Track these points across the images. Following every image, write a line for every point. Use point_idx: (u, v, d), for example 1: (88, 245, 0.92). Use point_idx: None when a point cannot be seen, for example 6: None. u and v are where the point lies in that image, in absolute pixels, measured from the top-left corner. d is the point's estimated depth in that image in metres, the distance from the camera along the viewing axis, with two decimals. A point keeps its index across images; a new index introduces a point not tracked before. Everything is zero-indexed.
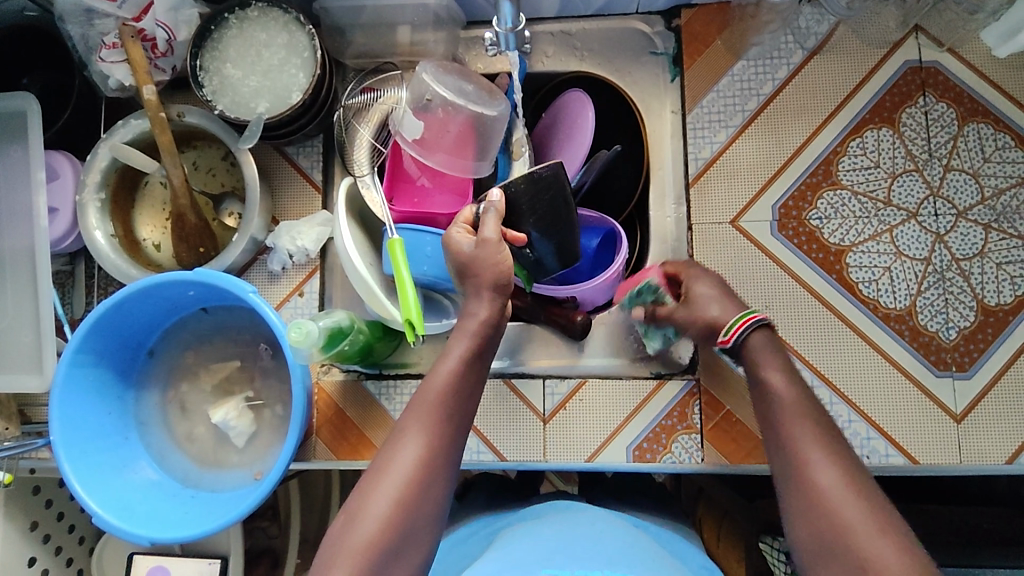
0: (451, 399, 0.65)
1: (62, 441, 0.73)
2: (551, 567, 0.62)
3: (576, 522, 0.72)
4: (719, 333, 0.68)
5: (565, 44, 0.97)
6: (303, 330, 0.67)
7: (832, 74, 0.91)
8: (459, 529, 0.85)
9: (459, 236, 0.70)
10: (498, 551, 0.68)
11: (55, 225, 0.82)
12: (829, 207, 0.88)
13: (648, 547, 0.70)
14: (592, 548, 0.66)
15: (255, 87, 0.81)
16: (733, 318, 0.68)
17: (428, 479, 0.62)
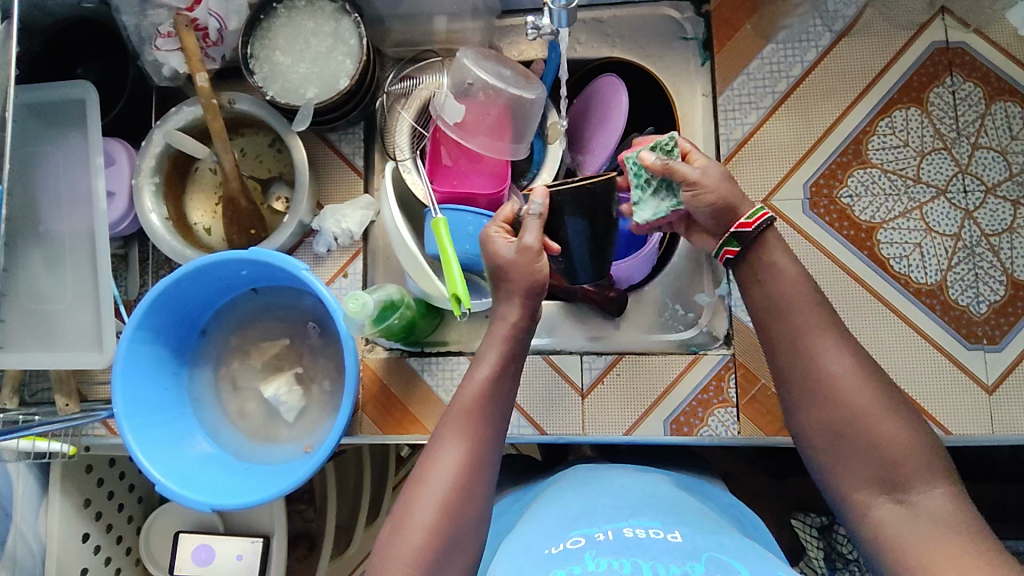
0: (486, 401, 0.68)
1: (125, 413, 0.76)
2: (580, 529, 0.64)
3: (596, 486, 0.74)
4: (740, 216, 0.67)
5: (596, 32, 0.99)
6: (360, 301, 0.69)
7: (859, 56, 0.93)
8: (502, 499, 0.88)
9: (497, 237, 0.73)
10: (530, 521, 0.71)
11: (113, 208, 0.85)
12: (859, 185, 0.90)
13: (670, 496, 0.72)
14: (619, 508, 0.68)
15: (304, 74, 0.84)
16: (753, 208, 0.69)
17: (473, 475, 0.65)
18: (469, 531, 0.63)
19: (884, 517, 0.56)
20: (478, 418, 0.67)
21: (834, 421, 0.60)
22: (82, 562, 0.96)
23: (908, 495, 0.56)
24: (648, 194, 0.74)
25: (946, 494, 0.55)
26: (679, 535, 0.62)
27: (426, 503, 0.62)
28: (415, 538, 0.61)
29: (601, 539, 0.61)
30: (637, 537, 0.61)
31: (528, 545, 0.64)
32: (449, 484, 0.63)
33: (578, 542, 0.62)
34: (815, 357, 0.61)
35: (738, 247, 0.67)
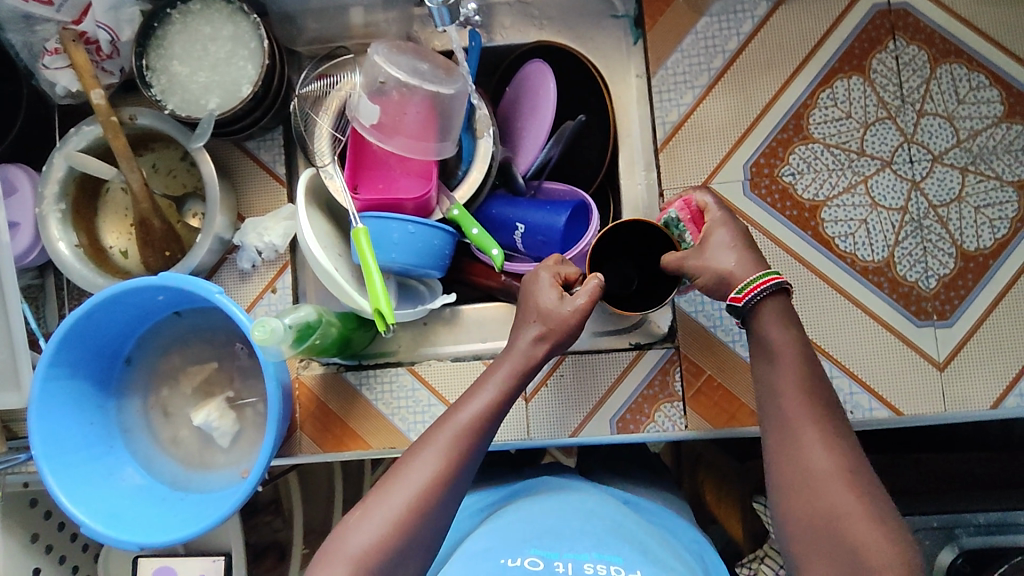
0: (476, 431, 0.65)
1: (44, 454, 0.73)
2: (540, 549, 0.63)
3: (564, 504, 0.73)
4: (731, 290, 0.67)
5: (522, 14, 0.94)
6: (268, 328, 0.66)
7: (797, 25, 0.88)
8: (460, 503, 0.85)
9: (546, 289, 0.72)
10: (491, 530, 0.70)
11: (18, 239, 0.81)
12: (801, 161, 0.86)
13: (635, 525, 0.70)
14: (582, 530, 0.67)
15: (205, 83, 0.79)
16: (751, 277, 0.67)
17: (435, 498, 0.62)
18: (415, 554, 0.60)
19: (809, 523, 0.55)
20: (462, 443, 0.64)
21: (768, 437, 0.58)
22: None
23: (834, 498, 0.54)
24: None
25: (858, 493, 0.55)
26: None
27: (374, 516, 0.60)
28: (361, 546, 0.59)
29: (558, 569, 0.60)
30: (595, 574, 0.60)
31: (485, 556, 0.64)
32: (409, 503, 0.61)
33: (536, 564, 0.61)
34: None
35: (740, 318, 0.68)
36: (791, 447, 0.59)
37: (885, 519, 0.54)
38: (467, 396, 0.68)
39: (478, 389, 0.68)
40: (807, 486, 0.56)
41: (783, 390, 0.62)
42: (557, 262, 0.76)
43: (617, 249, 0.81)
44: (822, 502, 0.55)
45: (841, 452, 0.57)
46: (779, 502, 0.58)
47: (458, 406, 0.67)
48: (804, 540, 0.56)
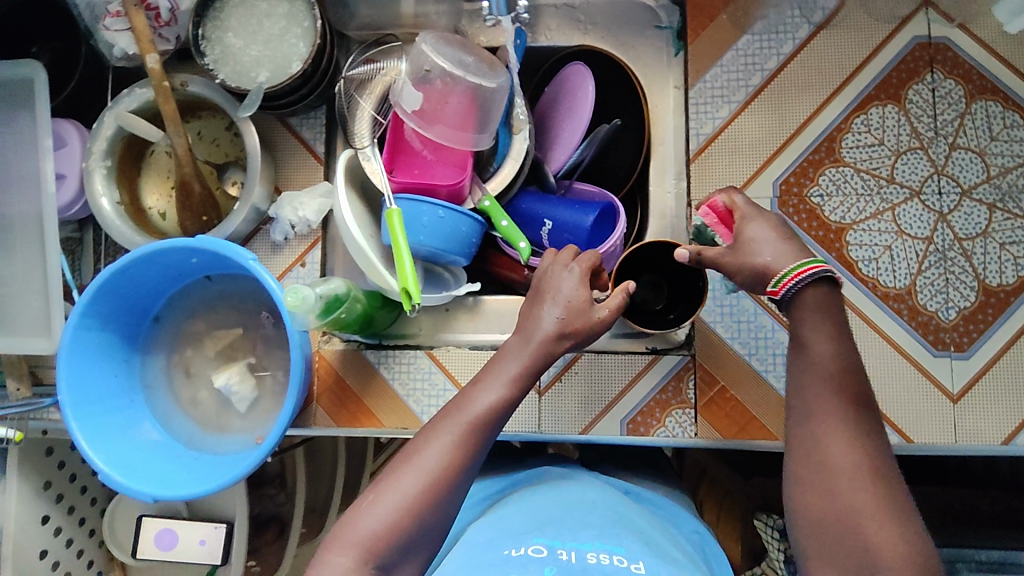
0: (485, 418, 0.65)
1: (70, 401, 0.75)
2: (544, 538, 0.64)
3: (570, 494, 0.74)
4: (768, 282, 0.66)
5: (568, 18, 0.96)
6: (300, 294, 0.68)
7: (837, 50, 0.90)
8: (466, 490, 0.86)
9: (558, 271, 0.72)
10: (495, 519, 0.71)
11: (63, 192, 0.84)
12: (830, 184, 0.88)
13: (641, 517, 0.72)
14: (585, 521, 0.68)
15: (256, 57, 0.81)
16: (786, 268, 0.65)
17: (445, 486, 0.62)
18: (421, 540, 0.61)
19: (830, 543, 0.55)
20: (470, 429, 0.64)
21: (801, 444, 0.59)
22: (40, 544, 0.98)
23: (851, 516, 0.55)
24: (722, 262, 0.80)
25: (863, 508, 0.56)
26: (643, 567, 0.61)
27: (383, 501, 0.61)
28: (372, 528, 0.60)
29: (562, 558, 0.61)
30: (599, 563, 0.60)
31: (489, 544, 0.65)
32: (419, 487, 0.61)
33: (540, 552, 0.62)
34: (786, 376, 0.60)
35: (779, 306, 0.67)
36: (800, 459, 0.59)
37: (893, 531, 0.54)
38: (479, 383, 0.68)
39: (488, 378, 0.68)
40: (825, 487, 0.57)
41: (811, 393, 0.61)
42: (574, 258, 0.74)
43: (644, 261, 0.86)
44: (839, 505, 0.56)
45: (866, 453, 0.57)
46: (794, 507, 0.59)
47: (468, 395, 0.66)
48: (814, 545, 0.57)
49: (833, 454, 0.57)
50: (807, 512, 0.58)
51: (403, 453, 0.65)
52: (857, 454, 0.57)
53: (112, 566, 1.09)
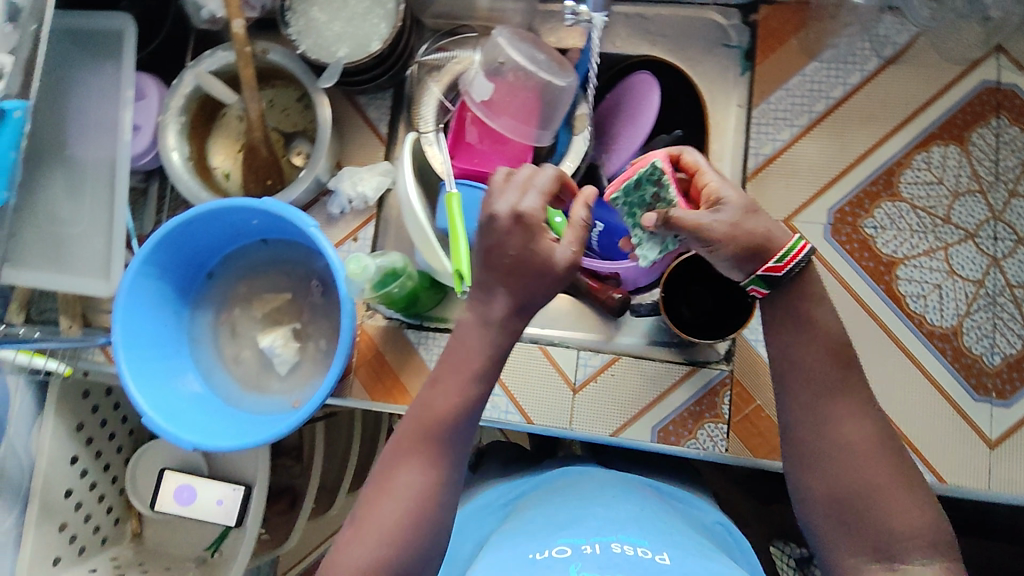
0: (447, 425, 0.61)
1: (122, 343, 0.77)
2: (567, 538, 0.64)
3: (588, 495, 0.73)
4: (771, 257, 0.61)
5: (639, 28, 0.97)
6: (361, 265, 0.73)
7: (903, 86, 0.90)
8: (482, 497, 0.85)
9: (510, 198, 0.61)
10: (519, 524, 0.70)
11: (138, 141, 0.87)
12: (885, 217, 0.88)
13: (662, 509, 0.72)
14: (606, 518, 0.67)
15: (338, 33, 0.84)
16: (788, 242, 0.62)
17: (427, 509, 0.60)
18: (433, 555, 0.60)
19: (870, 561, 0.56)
20: (434, 442, 0.61)
21: (834, 455, 0.59)
22: (67, 482, 1.00)
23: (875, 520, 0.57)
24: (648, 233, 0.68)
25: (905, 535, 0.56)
26: (668, 557, 0.61)
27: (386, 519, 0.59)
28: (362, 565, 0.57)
29: (587, 551, 0.61)
30: (624, 554, 0.60)
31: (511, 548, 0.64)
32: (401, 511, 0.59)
33: (563, 551, 0.61)
34: (821, 389, 0.61)
35: (767, 289, 0.63)
36: (818, 466, 0.60)
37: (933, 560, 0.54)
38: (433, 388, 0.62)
39: (451, 374, 0.62)
40: (853, 507, 0.58)
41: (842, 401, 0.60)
42: (527, 186, 0.62)
43: (685, 274, 0.85)
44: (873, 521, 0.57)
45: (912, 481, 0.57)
46: (807, 508, 0.60)
47: (426, 404, 0.62)
48: (830, 533, 0.59)
49: (867, 470, 0.58)
50: (842, 536, 0.58)
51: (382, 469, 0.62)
52: (887, 470, 0.58)
53: (129, 514, 1.12)
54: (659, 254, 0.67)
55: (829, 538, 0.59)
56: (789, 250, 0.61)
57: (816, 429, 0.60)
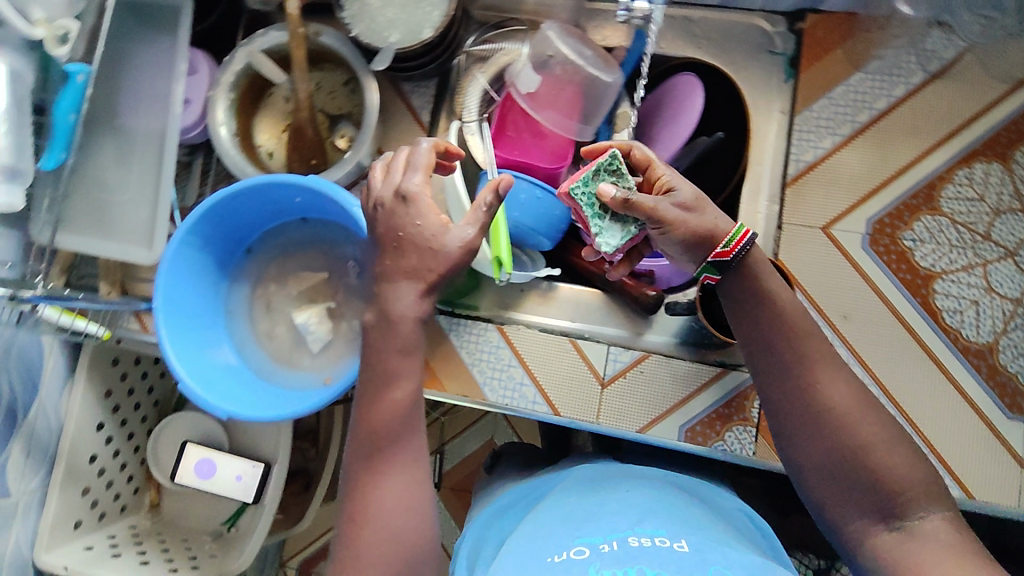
0: (400, 420, 0.64)
1: (163, 310, 0.77)
2: (583, 537, 0.63)
3: (597, 488, 0.73)
4: (718, 243, 0.68)
5: (684, 31, 0.97)
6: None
7: (948, 101, 0.90)
8: (495, 499, 0.82)
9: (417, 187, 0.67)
10: (532, 518, 0.69)
11: (188, 114, 0.89)
12: (924, 231, 0.88)
13: (677, 498, 0.72)
14: (621, 512, 0.67)
15: (391, 19, 0.85)
16: (730, 230, 0.69)
17: (413, 504, 0.63)
18: (428, 537, 0.63)
19: (875, 527, 0.60)
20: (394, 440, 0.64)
21: (834, 430, 0.62)
22: (93, 448, 1.01)
23: (870, 482, 0.60)
24: (609, 221, 0.72)
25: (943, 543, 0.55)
26: (687, 545, 0.62)
27: (398, 489, 0.62)
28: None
29: (605, 549, 0.61)
30: (642, 546, 0.61)
31: (527, 548, 0.63)
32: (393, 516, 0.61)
33: (581, 553, 0.61)
34: (805, 367, 0.65)
35: (717, 274, 0.69)
36: (817, 436, 0.63)
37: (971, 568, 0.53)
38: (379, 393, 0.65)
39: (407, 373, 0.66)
40: (851, 485, 0.61)
41: (824, 389, 0.64)
42: (406, 166, 0.69)
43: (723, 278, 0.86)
44: (874, 493, 0.60)
45: None
46: (807, 481, 0.64)
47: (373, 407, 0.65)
48: (833, 500, 0.62)
49: (857, 432, 0.62)
50: (853, 512, 0.61)
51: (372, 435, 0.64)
52: (880, 436, 0.62)
53: (149, 485, 1.13)
54: (620, 239, 0.72)
55: (831, 504, 0.62)
56: (731, 237, 0.68)
57: (816, 404, 0.64)
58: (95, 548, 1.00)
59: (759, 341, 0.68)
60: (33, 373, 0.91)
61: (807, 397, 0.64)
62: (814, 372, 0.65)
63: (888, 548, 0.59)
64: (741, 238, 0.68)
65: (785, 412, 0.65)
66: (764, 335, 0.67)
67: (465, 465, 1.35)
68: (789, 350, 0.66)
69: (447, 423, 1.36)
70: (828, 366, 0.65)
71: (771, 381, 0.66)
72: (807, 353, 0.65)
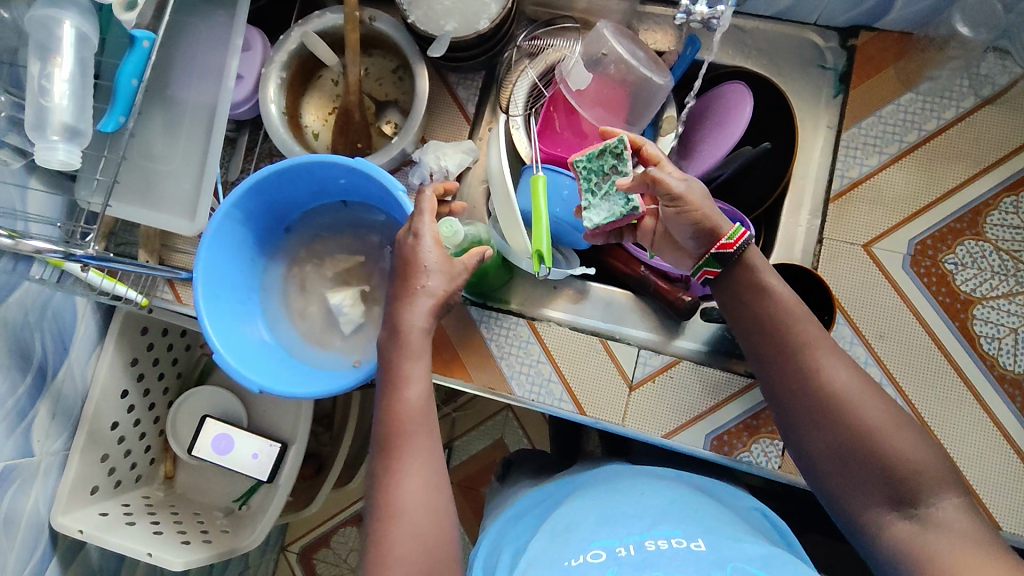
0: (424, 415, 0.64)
1: (203, 280, 0.78)
2: (599, 541, 0.62)
3: (614, 492, 0.72)
4: (722, 236, 0.69)
5: (735, 41, 0.98)
6: (453, 228, 0.77)
7: (999, 126, 0.89)
8: (510, 507, 0.81)
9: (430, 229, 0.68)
10: (551, 524, 0.68)
11: (239, 90, 0.90)
12: (966, 255, 0.87)
13: (691, 498, 0.71)
14: (633, 514, 0.66)
15: (449, 7, 0.86)
16: (731, 227, 0.69)
17: (440, 492, 0.61)
18: (450, 524, 0.61)
19: (894, 519, 0.58)
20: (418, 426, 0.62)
21: (839, 418, 0.61)
22: (115, 416, 1.01)
23: (879, 469, 0.59)
24: (599, 198, 0.77)
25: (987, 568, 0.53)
26: (704, 543, 0.61)
27: (415, 466, 0.61)
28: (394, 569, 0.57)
29: (623, 554, 0.60)
30: (659, 549, 0.60)
31: (545, 553, 0.62)
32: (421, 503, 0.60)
33: (598, 556, 0.60)
34: (806, 355, 0.64)
35: (720, 268, 0.70)
36: (823, 424, 0.62)
37: None
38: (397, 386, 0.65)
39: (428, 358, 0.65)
40: (862, 474, 0.60)
41: (828, 381, 0.63)
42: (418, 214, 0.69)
43: None
44: (886, 481, 0.59)
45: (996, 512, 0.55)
46: (818, 473, 0.64)
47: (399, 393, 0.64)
48: (846, 490, 0.61)
49: (859, 415, 0.61)
50: (866, 501, 0.60)
51: (391, 410, 0.63)
52: (882, 418, 0.60)
53: (165, 457, 1.14)
54: (603, 219, 0.76)
55: (848, 497, 0.61)
56: (732, 234, 0.68)
57: (824, 395, 0.62)
58: (109, 514, 1.00)
59: (761, 331, 0.67)
60: (65, 336, 0.92)
61: (817, 389, 0.63)
62: (815, 362, 0.64)
63: (906, 536, 0.57)
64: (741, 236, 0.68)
65: (793, 404, 0.65)
66: (766, 325, 0.67)
67: (473, 463, 1.35)
68: (786, 338, 0.66)
69: (459, 418, 1.36)
70: (828, 352, 0.64)
71: (774, 369, 0.66)
72: (806, 342, 0.65)
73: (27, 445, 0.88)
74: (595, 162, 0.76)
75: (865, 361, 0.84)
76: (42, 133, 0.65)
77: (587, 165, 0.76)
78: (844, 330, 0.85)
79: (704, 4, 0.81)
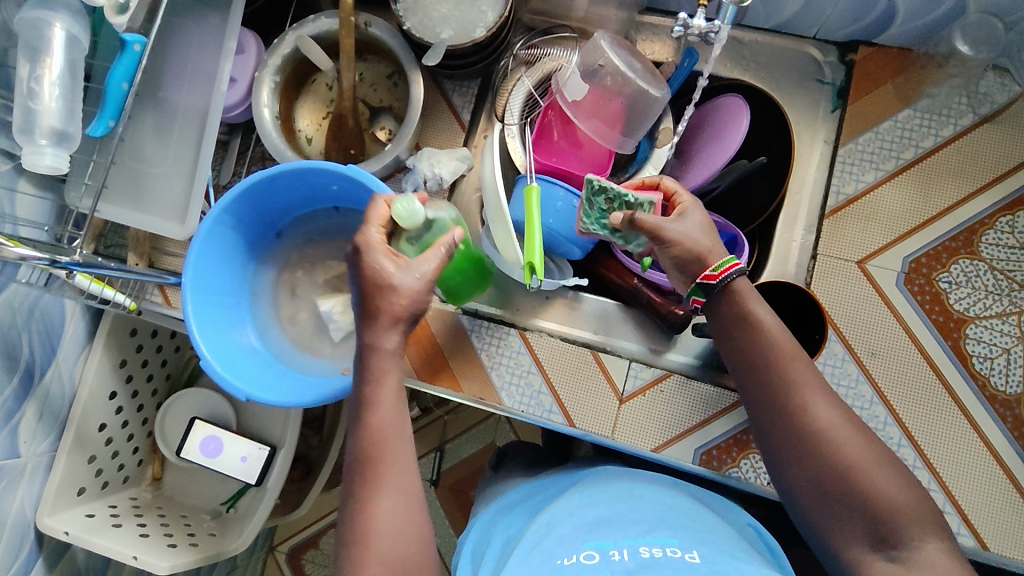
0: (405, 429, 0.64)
1: (191, 285, 0.77)
2: (593, 542, 0.62)
3: (610, 490, 0.71)
4: (707, 266, 0.69)
5: (733, 52, 0.98)
6: (410, 207, 0.69)
7: (997, 145, 0.89)
8: (498, 498, 0.81)
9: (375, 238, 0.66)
10: (545, 514, 0.68)
11: (232, 93, 0.89)
12: (961, 274, 0.86)
13: (690, 509, 0.70)
14: (634, 517, 0.66)
15: (444, 15, 0.87)
16: (717, 259, 0.69)
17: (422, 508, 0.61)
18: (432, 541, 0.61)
19: (877, 559, 0.58)
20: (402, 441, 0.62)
21: (826, 460, 0.61)
22: (102, 417, 1.01)
23: (863, 508, 0.59)
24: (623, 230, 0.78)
25: None
26: (698, 556, 0.59)
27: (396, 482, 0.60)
28: None
29: (615, 557, 0.59)
30: (652, 558, 0.59)
31: (536, 548, 0.62)
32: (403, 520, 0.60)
33: (590, 557, 0.60)
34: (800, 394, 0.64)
35: (702, 298, 0.70)
36: (809, 459, 0.62)
37: None
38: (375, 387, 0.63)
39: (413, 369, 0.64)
40: (843, 510, 0.60)
41: (812, 415, 0.63)
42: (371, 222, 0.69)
43: None
44: (866, 519, 0.59)
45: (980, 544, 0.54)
46: (802, 506, 0.63)
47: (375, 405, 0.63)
48: (830, 525, 0.61)
49: (843, 453, 0.61)
50: (849, 537, 0.60)
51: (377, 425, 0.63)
52: (869, 456, 0.61)
53: (153, 458, 1.13)
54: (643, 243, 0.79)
55: (831, 532, 0.61)
56: (714, 268, 0.68)
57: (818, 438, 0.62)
58: (96, 516, 0.99)
59: (751, 359, 0.67)
60: (53, 337, 0.91)
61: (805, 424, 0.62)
62: (801, 396, 0.63)
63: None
64: (724, 270, 0.68)
65: (776, 434, 0.65)
66: (756, 351, 0.66)
67: (463, 467, 1.35)
68: (776, 374, 0.65)
69: (450, 421, 1.35)
70: (814, 391, 0.64)
71: (764, 401, 0.66)
72: (794, 375, 0.64)
73: (14, 446, 0.87)
74: (592, 211, 0.77)
75: (855, 378, 0.84)
76: (30, 136, 0.65)
77: (591, 219, 0.78)
78: (835, 347, 0.85)
79: (702, 18, 0.80)
